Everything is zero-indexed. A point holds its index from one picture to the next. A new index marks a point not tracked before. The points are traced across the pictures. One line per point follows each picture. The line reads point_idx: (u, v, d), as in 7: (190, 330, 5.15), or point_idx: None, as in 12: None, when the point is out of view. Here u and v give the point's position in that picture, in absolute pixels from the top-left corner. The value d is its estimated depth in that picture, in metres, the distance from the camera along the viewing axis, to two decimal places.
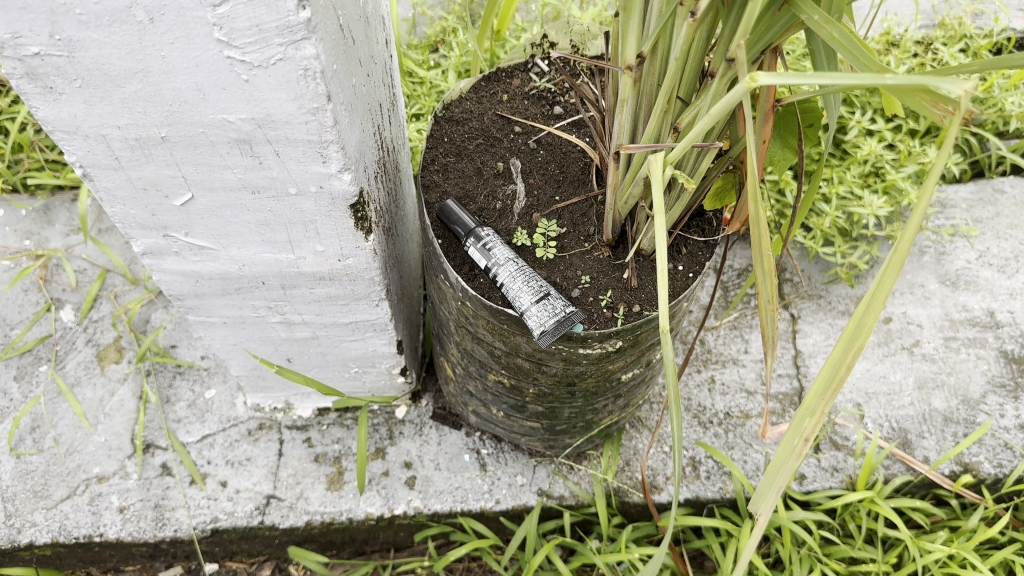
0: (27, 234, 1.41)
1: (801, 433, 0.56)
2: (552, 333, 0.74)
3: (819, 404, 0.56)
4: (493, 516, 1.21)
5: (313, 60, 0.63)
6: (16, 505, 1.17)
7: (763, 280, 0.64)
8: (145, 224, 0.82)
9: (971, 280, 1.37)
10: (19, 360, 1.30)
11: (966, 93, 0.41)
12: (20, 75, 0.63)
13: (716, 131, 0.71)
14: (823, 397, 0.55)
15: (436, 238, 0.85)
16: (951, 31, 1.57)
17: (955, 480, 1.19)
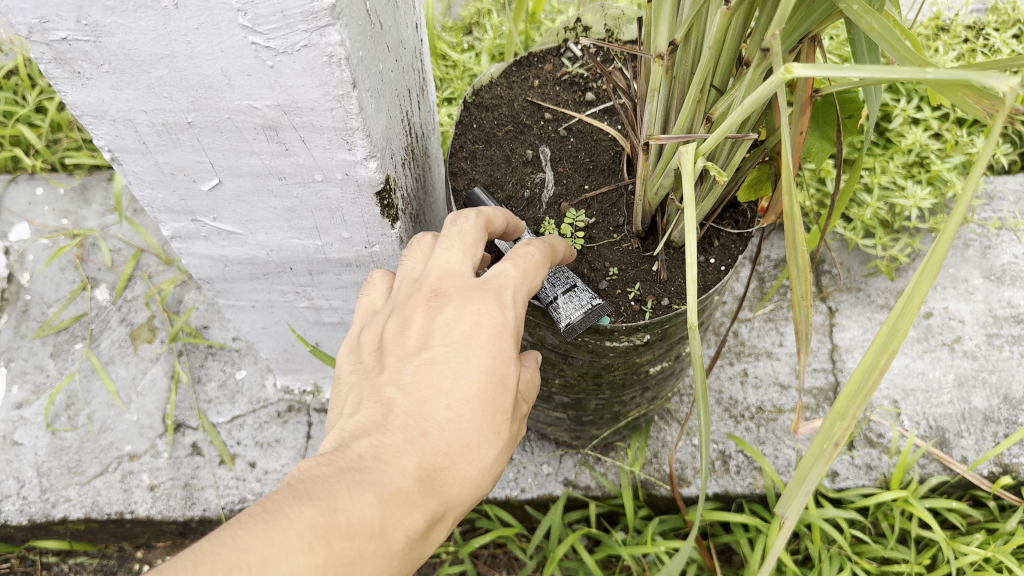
0: (65, 213, 1.43)
1: (830, 437, 0.51)
2: (578, 325, 0.72)
3: (850, 409, 0.50)
4: (518, 504, 1.21)
5: (338, 46, 0.62)
6: (51, 480, 1.20)
7: (797, 277, 0.58)
8: (173, 209, 0.82)
9: (1017, 275, 1.33)
10: (55, 337, 1.32)
11: (1011, 90, 0.39)
12: (48, 60, 0.64)
13: (752, 122, 0.69)
14: (854, 401, 0.50)
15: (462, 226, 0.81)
16: (1004, 16, 1.51)
17: (994, 481, 1.16)
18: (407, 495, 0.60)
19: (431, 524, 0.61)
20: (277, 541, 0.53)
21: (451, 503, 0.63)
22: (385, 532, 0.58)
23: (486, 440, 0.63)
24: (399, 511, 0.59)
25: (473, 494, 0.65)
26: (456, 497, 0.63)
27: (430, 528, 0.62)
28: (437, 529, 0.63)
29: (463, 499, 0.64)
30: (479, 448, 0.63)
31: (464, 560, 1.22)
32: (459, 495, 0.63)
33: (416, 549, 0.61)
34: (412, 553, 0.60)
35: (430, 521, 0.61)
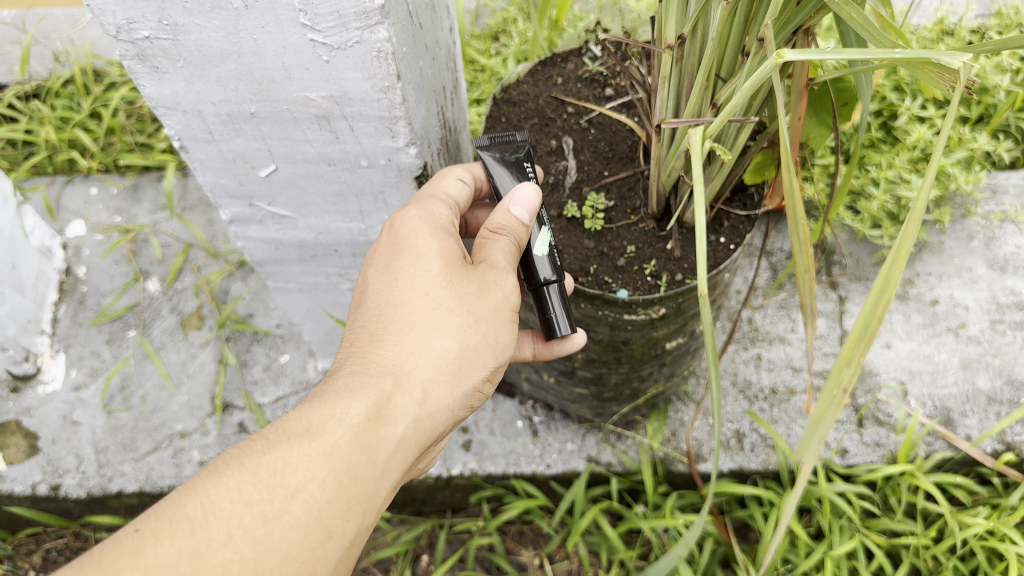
0: (117, 210, 1.52)
1: (839, 385, 0.53)
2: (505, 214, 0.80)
3: (856, 355, 0.53)
4: (544, 480, 1.28)
5: (386, 42, 0.70)
6: (107, 457, 1.29)
7: (801, 254, 0.63)
8: (233, 193, 0.91)
9: (1019, 265, 1.39)
10: (110, 325, 1.41)
11: (964, 66, 0.50)
12: (131, 57, 0.72)
13: (754, 108, 0.77)
14: (859, 347, 0.53)
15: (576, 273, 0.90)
16: (1007, 20, 1.57)
17: (997, 457, 1.22)
18: (336, 394, 0.68)
19: (378, 405, 0.67)
20: (193, 487, 0.62)
21: (395, 382, 0.69)
22: (317, 431, 0.65)
23: (414, 323, 0.71)
24: (331, 406, 0.66)
25: (432, 363, 0.70)
26: (399, 375, 0.69)
27: (384, 410, 0.68)
28: (396, 406, 0.68)
29: (414, 368, 0.70)
30: (403, 335, 0.70)
31: (492, 534, 1.29)
32: (406, 367, 0.69)
33: (373, 428, 0.67)
34: (368, 434, 0.66)
35: (377, 406, 0.67)
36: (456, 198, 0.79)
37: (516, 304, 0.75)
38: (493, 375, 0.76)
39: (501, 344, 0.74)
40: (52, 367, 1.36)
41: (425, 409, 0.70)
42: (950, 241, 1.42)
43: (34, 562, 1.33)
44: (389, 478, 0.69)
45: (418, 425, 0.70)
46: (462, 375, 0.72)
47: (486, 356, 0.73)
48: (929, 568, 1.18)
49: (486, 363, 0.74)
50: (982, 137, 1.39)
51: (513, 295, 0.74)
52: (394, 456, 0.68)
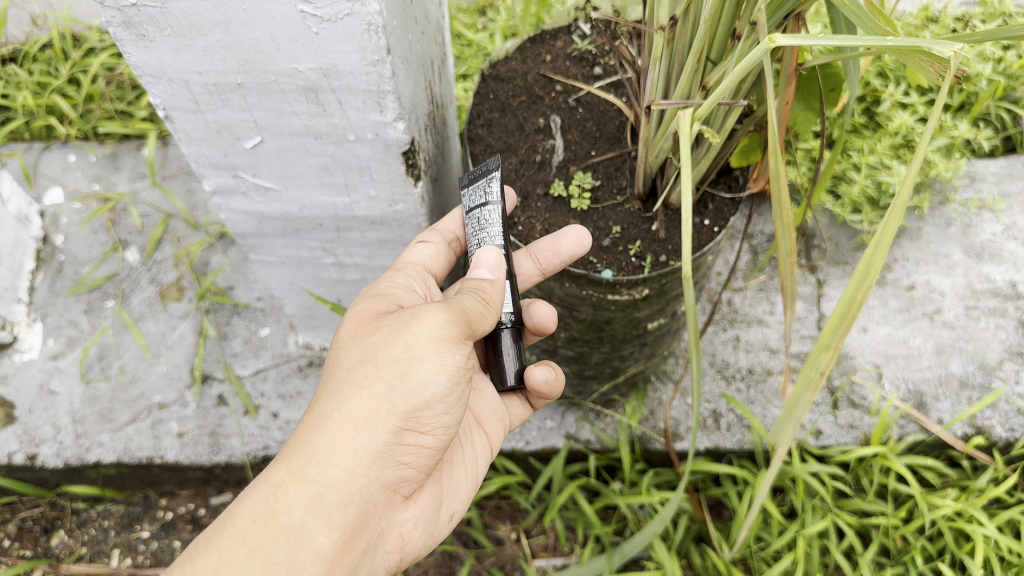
0: (96, 178, 1.50)
1: (817, 366, 0.56)
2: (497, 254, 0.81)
3: (834, 339, 0.56)
4: (523, 456, 1.30)
5: (376, 15, 0.69)
6: (84, 427, 1.28)
7: (784, 238, 0.64)
8: (217, 164, 0.90)
9: (995, 252, 1.41)
10: (88, 295, 1.39)
11: (955, 54, 0.50)
12: (117, 24, 0.71)
13: (743, 91, 0.78)
14: (838, 332, 0.55)
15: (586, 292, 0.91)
16: (991, 8, 1.58)
17: (967, 441, 1.24)
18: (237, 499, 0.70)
19: (267, 498, 0.68)
20: None
21: (287, 468, 0.70)
22: (202, 548, 0.66)
23: (317, 405, 0.73)
24: (225, 512, 0.69)
25: (328, 431, 0.71)
26: (291, 458, 0.70)
27: (274, 501, 0.68)
28: (287, 492, 0.69)
29: (307, 445, 0.71)
30: (306, 420, 0.73)
31: (470, 509, 1.30)
32: (301, 446, 0.71)
33: (264, 521, 0.67)
34: (257, 529, 0.67)
35: (267, 499, 0.69)
36: (422, 263, 0.89)
37: (435, 332, 0.71)
38: (419, 423, 0.74)
39: (415, 384, 0.72)
40: (29, 336, 1.35)
41: (324, 482, 0.70)
42: (929, 228, 1.43)
43: (10, 531, 1.32)
44: (300, 568, 0.67)
45: (321, 501, 0.69)
46: (365, 435, 0.71)
47: (393, 403, 0.72)
48: (897, 548, 1.21)
49: (393, 413, 0.72)
50: (963, 125, 1.40)
51: (424, 325, 0.72)
52: (296, 542, 0.67)
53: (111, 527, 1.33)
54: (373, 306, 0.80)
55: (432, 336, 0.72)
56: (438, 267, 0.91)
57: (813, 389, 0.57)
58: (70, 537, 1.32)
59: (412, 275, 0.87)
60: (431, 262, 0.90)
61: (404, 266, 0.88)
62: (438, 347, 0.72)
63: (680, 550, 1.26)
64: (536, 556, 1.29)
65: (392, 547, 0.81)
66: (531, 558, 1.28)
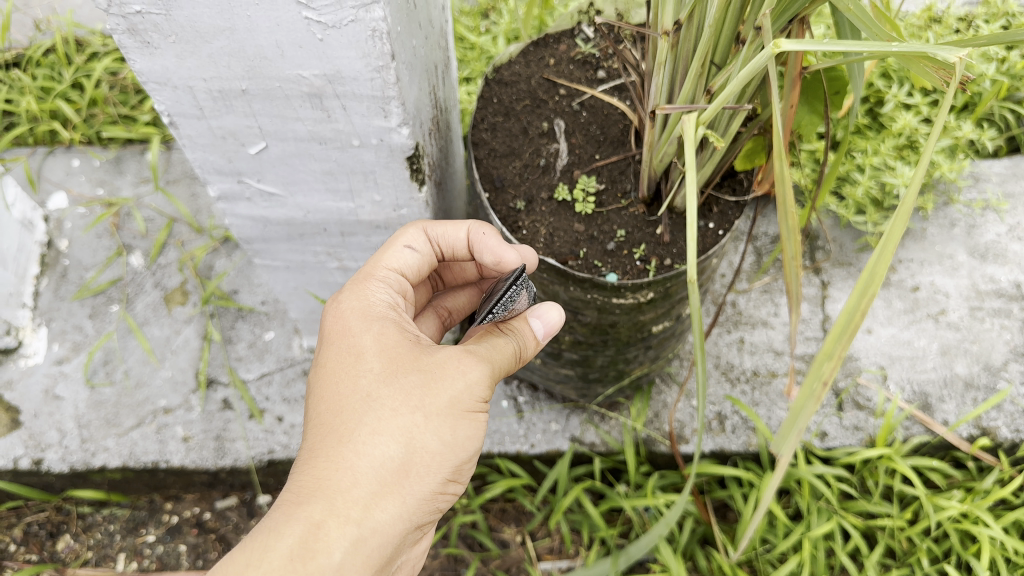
0: (100, 183, 1.51)
1: (820, 376, 0.56)
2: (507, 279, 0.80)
3: (838, 349, 0.55)
4: (528, 459, 1.30)
5: (381, 21, 0.69)
6: (90, 432, 1.28)
7: (788, 241, 0.64)
8: (222, 170, 0.90)
9: (1000, 253, 1.41)
10: (93, 299, 1.39)
11: (960, 60, 0.50)
12: (122, 31, 0.71)
13: (747, 95, 0.78)
14: (841, 341, 0.55)
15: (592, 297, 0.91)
16: (994, 8, 1.58)
17: (972, 442, 1.24)
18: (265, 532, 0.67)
19: (308, 537, 0.67)
20: None
21: (328, 506, 0.68)
22: None
23: (350, 437, 0.71)
24: (258, 543, 0.66)
25: (372, 475, 0.70)
26: (332, 497, 0.68)
27: (314, 540, 0.67)
28: (329, 532, 0.68)
29: (351, 487, 0.69)
30: (339, 450, 0.70)
31: (475, 511, 1.30)
32: (342, 486, 0.69)
33: (304, 561, 0.66)
34: (297, 569, 0.65)
35: (308, 538, 0.67)
36: (400, 268, 0.83)
37: (478, 393, 0.73)
38: (455, 472, 0.75)
39: (460, 439, 0.73)
40: (34, 341, 1.35)
41: (369, 526, 0.69)
42: (933, 229, 1.43)
43: (16, 535, 1.33)
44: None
45: (363, 544, 0.69)
46: (410, 483, 0.71)
47: (440, 456, 0.72)
48: (903, 549, 1.21)
49: (441, 465, 0.73)
50: (967, 125, 1.40)
51: (471, 384, 0.73)
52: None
53: (117, 531, 1.33)
54: (393, 330, 0.76)
55: (478, 394, 0.73)
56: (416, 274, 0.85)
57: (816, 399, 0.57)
58: (76, 542, 1.32)
59: (391, 285, 0.81)
60: (411, 270, 0.84)
61: (385, 272, 0.82)
62: (479, 406, 0.74)
63: (686, 552, 1.26)
64: (541, 558, 1.29)
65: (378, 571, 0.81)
66: (537, 561, 1.28)
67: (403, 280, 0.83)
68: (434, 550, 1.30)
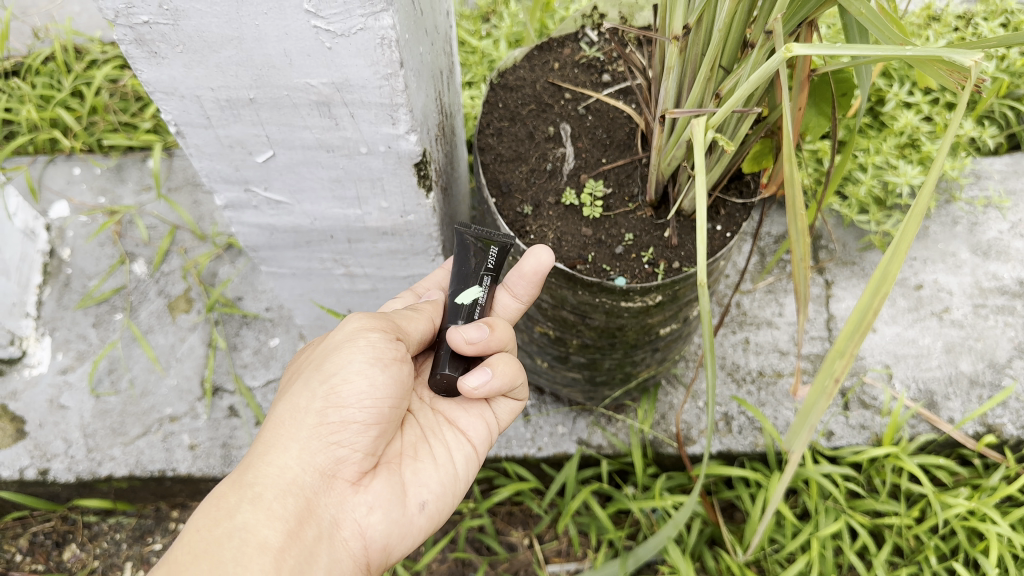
0: (101, 191, 1.50)
1: (831, 375, 0.57)
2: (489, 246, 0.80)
3: (850, 345, 0.56)
4: (535, 462, 1.30)
5: (390, 29, 0.69)
6: (95, 441, 1.28)
7: (797, 241, 0.65)
8: (229, 178, 0.90)
9: (1002, 250, 1.41)
10: (97, 308, 1.39)
11: (975, 63, 0.51)
12: (129, 41, 0.71)
13: (755, 99, 0.78)
14: (852, 340, 0.56)
15: (602, 301, 0.90)
16: (993, 6, 1.58)
17: (978, 440, 1.25)
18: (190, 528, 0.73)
19: (210, 507, 0.72)
20: None
21: (230, 481, 0.75)
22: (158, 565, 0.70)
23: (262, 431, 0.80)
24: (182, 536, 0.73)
25: (264, 441, 0.77)
26: (235, 474, 0.76)
27: (217, 506, 0.72)
28: (226, 500, 0.73)
29: (249, 460, 0.77)
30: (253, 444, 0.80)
31: (483, 515, 1.30)
32: (245, 462, 0.77)
33: (208, 528, 0.70)
34: (202, 536, 0.70)
35: (210, 507, 0.73)
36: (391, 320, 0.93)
37: (347, 330, 0.79)
38: (341, 398, 0.76)
39: (329, 367, 0.77)
40: (38, 350, 1.35)
41: (260, 482, 0.74)
42: (935, 227, 1.43)
43: (22, 545, 1.32)
44: (246, 562, 0.68)
45: (260, 499, 0.73)
46: (293, 429, 0.77)
47: (313, 392, 0.77)
48: (910, 547, 1.21)
49: (314, 399, 0.77)
50: (968, 124, 1.40)
51: (340, 330, 0.80)
52: (240, 540, 0.70)
53: (124, 539, 1.33)
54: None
55: (347, 330, 0.79)
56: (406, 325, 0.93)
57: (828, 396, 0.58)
58: (82, 551, 1.32)
59: None
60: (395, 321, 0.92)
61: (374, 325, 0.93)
62: (350, 337, 0.78)
63: (694, 553, 1.27)
64: (549, 561, 1.29)
65: (352, 536, 0.78)
66: (545, 564, 1.28)
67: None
68: (441, 554, 1.30)
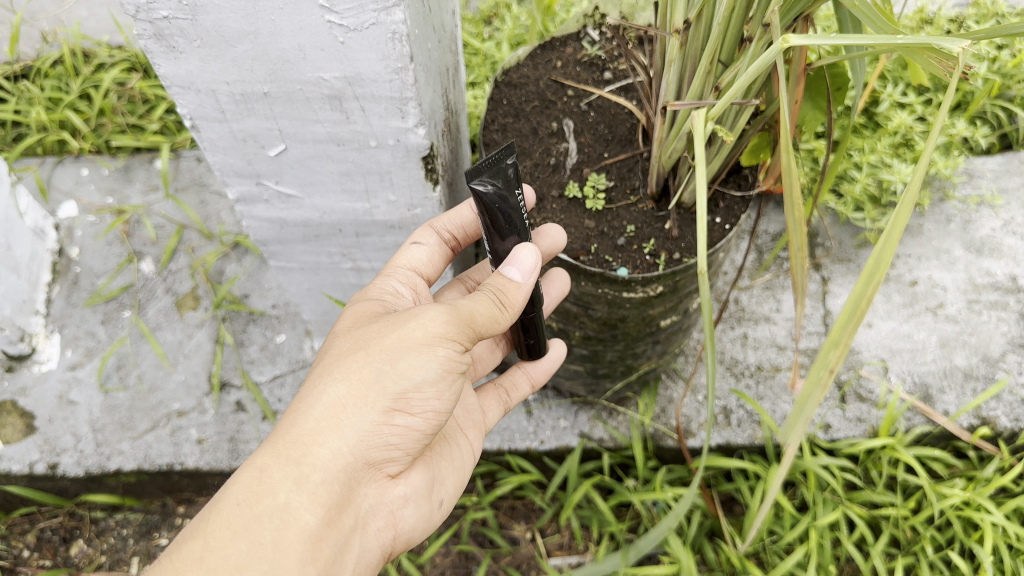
0: (109, 191, 1.53)
1: (826, 365, 0.58)
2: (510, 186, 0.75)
3: (844, 336, 0.58)
4: (538, 455, 1.32)
5: (401, 24, 0.71)
6: (104, 436, 1.30)
7: (794, 231, 0.66)
8: (241, 172, 0.93)
9: (995, 247, 1.44)
10: (105, 306, 1.41)
11: (963, 50, 0.53)
12: (148, 36, 0.73)
13: (753, 92, 0.81)
14: (847, 329, 0.58)
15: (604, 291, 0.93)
16: (984, 9, 1.62)
17: (973, 432, 1.27)
18: (223, 488, 0.74)
19: (252, 482, 0.72)
20: None
21: (272, 452, 0.74)
22: (192, 534, 0.70)
23: (308, 391, 0.77)
24: (212, 498, 0.73)
25: (314, 414, 0.75)
26: (276, 443, 0.74)
27: (259, 484, 0.72)
28: (271, 474, 0.73)
29: (293, 427, 0.75)
30: (296, 404, 0.76)
31: (486, 509, 1.32)
32: (288, 428, 0.75)
33: (248, 505, 0.71)
34: (242, 513, 0.71)
35: (252, 482, 0.73)
36: (414, 265, 0.92)
37: (431, 328, 0.74)
38: (410, 405, 0.75)
39: (405, 368, 0.73)
40: (48, 347, 1.36)
41: (309, 462, 0.73)
42: (929, 225, 1.46)
43: (30, 541, 1.34)
44: (286, 547, 0.71)
45: (306, 481, 0.73)
46: (353, 418, 0.74)
47: (383, 386, 0.74)
48: (907, 538, 1.23)
49: (382, 395, 0.74)
50: (960, 123, 1.43)
51: (423, 322, 0.74)
52: (280, 524, 0.71)
53: (131, 535, 1.34)
54: (368, 308, 0.84)
55: (430, 329, 0.74)
56: (432, 268, 0.94)
57: (824, 385, 0.59)
58: (89, 546, 1.33)
59: (404, 282, 0.91)
60: (423, 265, 0.92)
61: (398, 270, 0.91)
62: (432, 340, 0.74)
63: (694, 545, 1.29)
64: (552, 554, 1.31)
65: (383, 526, 0.81)
66: (547, 557, 1.30)
67: (418, 276, 0.93)
68: (445, 547, 1.32)
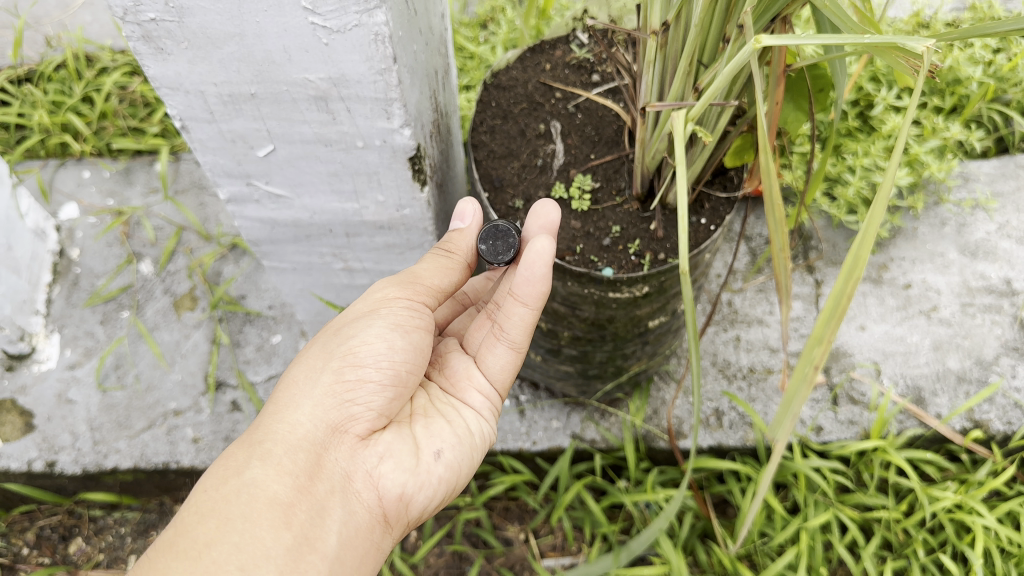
0: (110, 193, 1.55)
1: (811, 362, 0.56)
2: None
3: (827, 333, 0.56)
4: (530, 456, 1.33)
5: (383, 26, 0.72)
6: (101, 434, 1.31)
7: (774, 234, 0.64)
8: (231, 173, 0.94)
9: (990, 250, 1.44)
10: (104, 306, 1.43)
11: (928, 50, 0.54)
12: (137, 38, 0.74)
13: (734, 92, 0.83)
14: (829, 326, 0.56)
15: (590, 291, 0.93)
16: (979, 14, 1.62)
17: (966, 435, 1.27)
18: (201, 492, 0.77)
19: (220, 471, 0.76)
20: None
21: (240, 443, 0.79)
22: (170, 528, 0.73)
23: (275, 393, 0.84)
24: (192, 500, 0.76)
25: (275, 402, 0.81)
26: (245, 437, 0.79)
27: (227, 469, 0.76)
28: (236, 458, 0.77)
29: (260, 419, 0.81)
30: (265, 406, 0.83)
31: (479, 509, 1.33)
32: (256, 423, 0.81)
33: (217, 487, 0.74)
34: (210, 495, 0.74)
35: (222, 470, 0.76)
36: None
37: (374, 296, 0.83)
38: (359, 358, 0.80)
39: (349, 333, 0.81)
40: (47, 347, 1.38)
41: (271, 440, 0.78)
42: (924, 228, 1.46)
43: (28, 539, 1.35)
44: (255, 516, 0.72)
45: (270, 455, 0.77)
46: (307, 387, 0.80)
47: (330, 355, 0.81)
48: (899, 541, 1.23)
49: (331, 360, 0.81)
50: (954, 127, 1.44)
51: (366, 297, 0.84)
52: (249, 496, 0.73)
53: (128, 533, 1.36)
54: None
55: (371, 297, 0.83)
56: None
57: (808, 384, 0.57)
58: (87, 544, 1.35)
59: None
60: None
61: None
62: (374, 305, 0.82)
63: (686, 547, 1.29)
64: (544, 555, 1.31)
65: (365, 490, 0.80)
66: (540, 558, 1.31)
67: None
68: (439, 547, 1.33)
